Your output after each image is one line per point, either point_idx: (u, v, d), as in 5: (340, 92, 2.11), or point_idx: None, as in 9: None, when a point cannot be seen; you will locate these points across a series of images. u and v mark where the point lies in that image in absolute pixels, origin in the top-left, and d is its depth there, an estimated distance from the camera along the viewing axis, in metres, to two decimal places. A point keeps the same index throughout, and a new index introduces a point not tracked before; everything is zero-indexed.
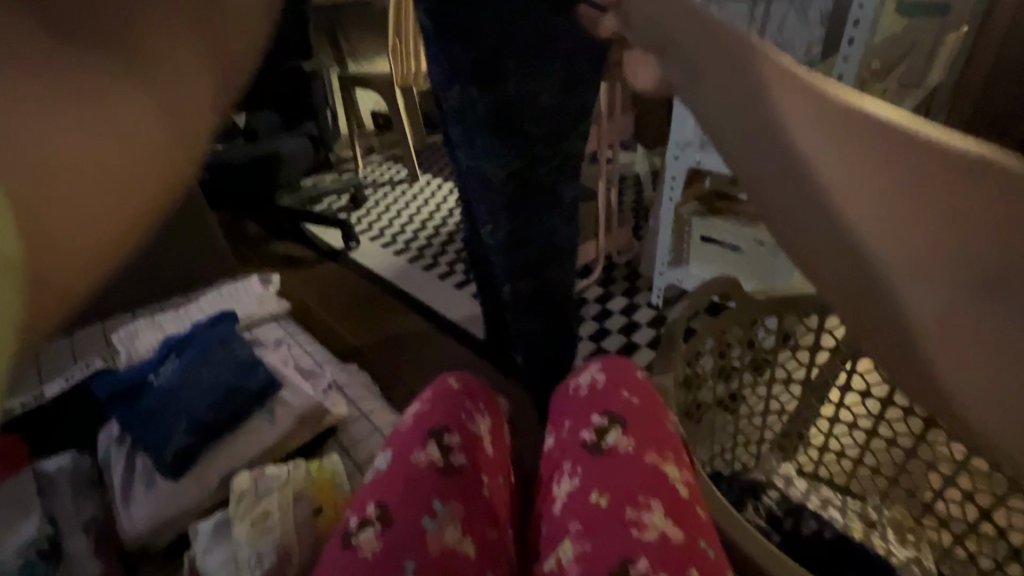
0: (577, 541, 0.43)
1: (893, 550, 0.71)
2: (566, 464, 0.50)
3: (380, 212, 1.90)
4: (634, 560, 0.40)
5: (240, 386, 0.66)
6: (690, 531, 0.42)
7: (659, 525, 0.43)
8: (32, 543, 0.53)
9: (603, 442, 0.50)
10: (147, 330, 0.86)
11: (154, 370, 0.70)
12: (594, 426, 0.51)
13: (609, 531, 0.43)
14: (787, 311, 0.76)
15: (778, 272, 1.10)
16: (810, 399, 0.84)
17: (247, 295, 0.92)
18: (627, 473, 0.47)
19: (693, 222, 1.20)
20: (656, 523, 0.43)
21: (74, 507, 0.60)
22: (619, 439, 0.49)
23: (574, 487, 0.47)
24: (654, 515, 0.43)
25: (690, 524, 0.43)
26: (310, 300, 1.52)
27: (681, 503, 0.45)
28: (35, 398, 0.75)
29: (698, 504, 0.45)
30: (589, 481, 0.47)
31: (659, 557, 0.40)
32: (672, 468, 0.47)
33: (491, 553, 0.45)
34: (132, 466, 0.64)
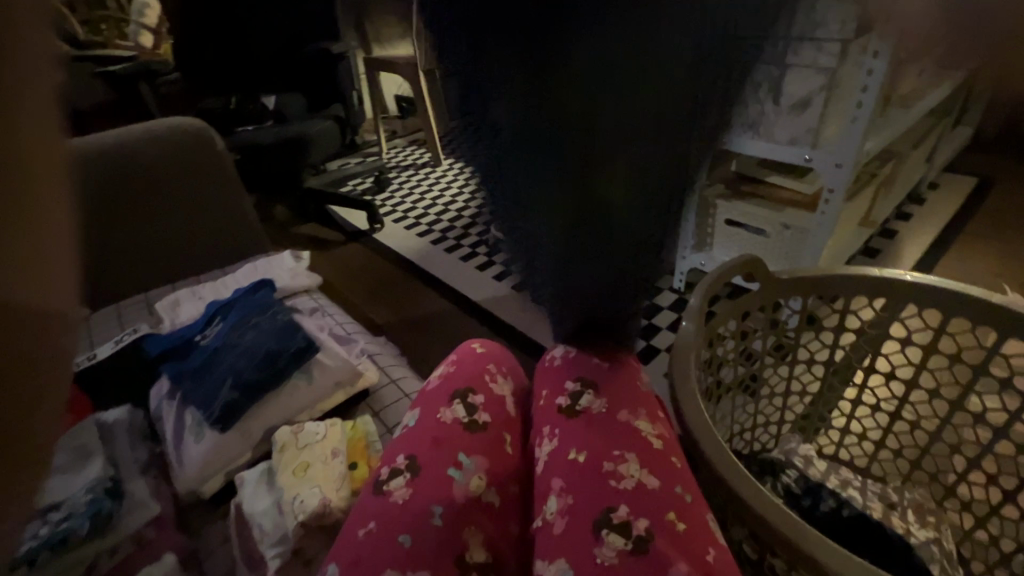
0: (561, 496, 0.46)
1: (913, 531, 0.72)
2: (546, 428, 0.52)
3: (404, 194, 1.94)
4: (614, 508, 0.43)
5: (279, 348, 0.70)
6: (667, 479, 0.45)
7: (636, 476, 0.45)
8: (98, 482, 0.58)
9: (577, 405, 0.51)
10: (188, 299, 0.91)
11: (200, 333, 0.76)
12: (567, 393, 0.52)
13: (589, 483, 0.45)
14: (816, 291, 0.75)
15: (804, 254, 1.09)
16: (833, 381, 0.84)
17: (280, 269, 0.96)
18: (606, 430, 0.49)
19: (718, 205, 1.20)
20: (634, 474, 0.45)
21: (133, 453, 0.65)
22: (591, 401, 0.51)
23: (553, 447, 0.50)
24: (630, 466, 0.46)
25: (668, 474, 0.45)
26: (337, 279, 1.56)
27: (656, 454, 0.47)
28: (89, 359, 0.81)
29: (673, 454, 0.47)
30: (567, 441, 0.49)
31: (637, 504, 0.43)
32: (646, 424, 0.49)
33: (508, 502, 0.49)
34: (181, 419, 0.68)
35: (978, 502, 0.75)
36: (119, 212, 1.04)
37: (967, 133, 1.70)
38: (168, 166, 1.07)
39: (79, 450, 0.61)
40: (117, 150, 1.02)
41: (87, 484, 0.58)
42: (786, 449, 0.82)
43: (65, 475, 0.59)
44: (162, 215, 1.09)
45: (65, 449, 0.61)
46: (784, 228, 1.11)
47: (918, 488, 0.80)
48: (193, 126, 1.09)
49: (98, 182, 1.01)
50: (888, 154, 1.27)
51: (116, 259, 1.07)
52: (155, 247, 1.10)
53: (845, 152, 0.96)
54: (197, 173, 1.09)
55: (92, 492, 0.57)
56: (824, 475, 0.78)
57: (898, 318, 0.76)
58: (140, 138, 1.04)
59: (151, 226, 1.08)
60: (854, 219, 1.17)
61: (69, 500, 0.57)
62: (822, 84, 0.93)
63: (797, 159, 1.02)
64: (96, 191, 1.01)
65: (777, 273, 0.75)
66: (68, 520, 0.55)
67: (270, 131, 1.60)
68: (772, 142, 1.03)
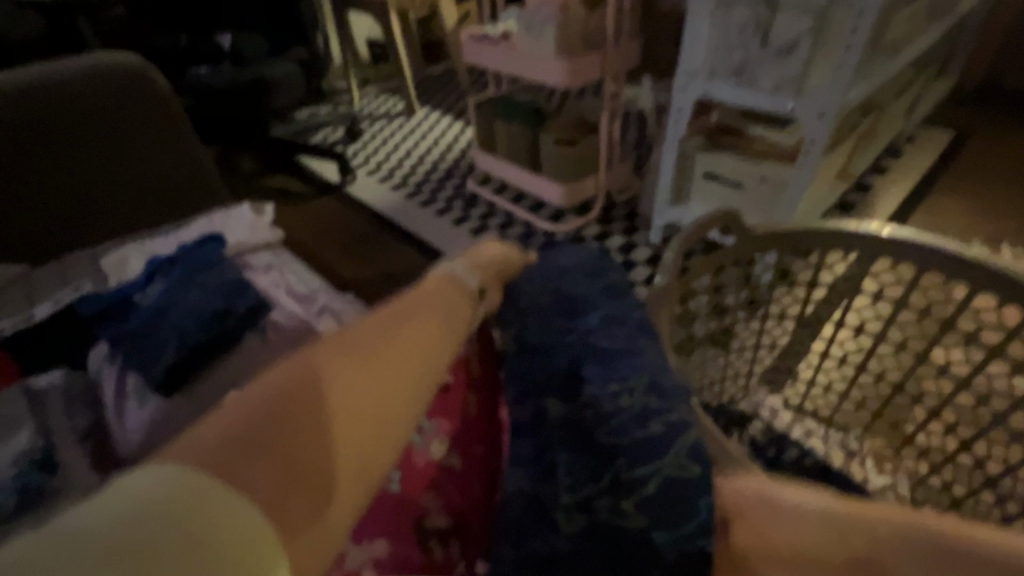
0: None
1: (869, 478, 0.77)
2: None
3: (375, 145, 1.87)
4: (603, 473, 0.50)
5: (228, 307, 0.67)
6: None
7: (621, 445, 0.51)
8: (28, 453, 0.57)
9: None
10: (137, 256, 0.88)
11: (139, 291, 0.72)
12: None
13: None
14: (791, 247, 0.74)
15: (782, 208, 1.08)
16: (803, 336, 0.83)
17: (240, 224, 0.91)
18: None
19: (697, 156, 1.16)
20: None
21: (67, 421, 0.62)
22: None
23: None
24: None
25: None
26: (304, 231, 1.50)
27: None
28: (26, 320, 0.77)
29: None
30: None
31: None
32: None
33: (467, 428, 0.52)
34: (122, 384, 0.64)
35: (936, 451, 0.76)
36: (52, 159, 0.95)
37: (947, 87, 1.67)
38: (104, 106, 0.97)
39: (3, 422, 0.59)
40: (42, 87, 0.92)
41: (15, 454, 0.57)
42: (755, 400, 0.87)
43: None
44: (97, 162, 0.99)
45: None
46: (762, 180, 1.09)
47: (878, 437, 0.82)
48: (130, 62, 0.99)
49: (18, 123, 0.91)
50: (872, 106, 1.25)
51: (40, 211, 0.97)
52: (84, 200, 1.01)
53: (828, 100, 0.94)
54: (142, 116, 1.01)
55: (18, 466, 0.55)
56: (789, 426, 0.84)
57: (870, 274, 0.76)
58: (65, 73, 0.94)
59: (85, 176, 0.99)
60: (834, 170, 1.16)
61: None
62: (810, 26, 0.91)
63: (780, 109, 1.00)
64: (18, 135, 0.91)
65: (753, 226, 0.73)
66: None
67: (227, 73, 1.50)
68: (756, 91, 1.01)
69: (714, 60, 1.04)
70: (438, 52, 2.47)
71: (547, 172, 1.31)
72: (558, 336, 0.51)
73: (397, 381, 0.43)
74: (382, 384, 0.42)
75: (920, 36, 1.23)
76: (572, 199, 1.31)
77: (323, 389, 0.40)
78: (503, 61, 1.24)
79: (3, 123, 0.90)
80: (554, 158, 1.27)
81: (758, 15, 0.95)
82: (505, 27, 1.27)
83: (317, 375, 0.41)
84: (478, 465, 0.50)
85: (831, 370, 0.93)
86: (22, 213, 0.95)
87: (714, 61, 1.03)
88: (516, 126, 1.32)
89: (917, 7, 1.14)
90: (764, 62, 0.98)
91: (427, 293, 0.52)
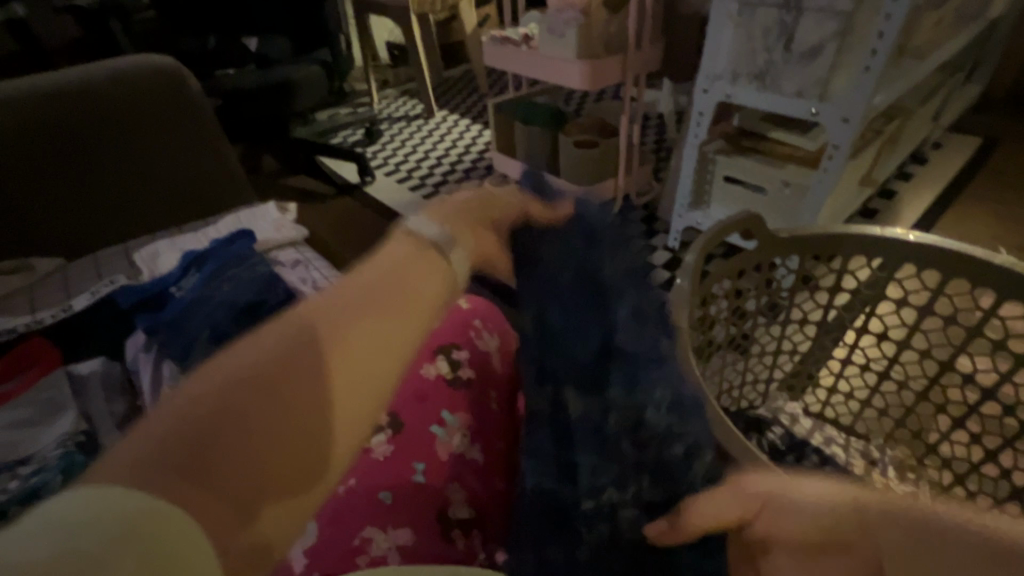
0: None
1: (893, 486, 0.73)
2: None
3: (395, 146, 1.90)
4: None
5: (259, 300, 0.70)
6: None
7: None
8: (72, 435, 0.60)
9: None
10: (168, 251, 0.91)
11: (175, 284, 0.78)
12: None
13: None
14: (814, 251, 0.74)
15: (804, 213, 1.07)
16: (824, 341, 0.83)
17: (266, 221, 0.94)
18: None
19: (717, 160, 1.16)
20: None
21: (107, 406, 0.65)
22: None
23: None
24: None
25: None
26: (325, 230, 1.52)
27: None
28: (65, 310, 0.80)
29: None
30: None
31: None
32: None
33: (488, 422, 0.53)
34: (158, 373, 0.66)
35: (959, 460, 0.75)
36: (88, 156, 0.99)
37: (975, 92, 1.64)
38: (138, 107, 1.01)
39: (49, 405, 0.63)
40: (81, 89, 0.97)
41: (60, 436, 0.60)
42: (773, 406, 0.83)
43: (37, 426, 0.61)
44: (128, 161, 1.03)
45: (35, 404, 0.63)
46: (784, 185, 1.08)
47: (901, 445, 0.80)
48: (164, 64, 1.03)
49: (58, 122, 0.96)
50: (896, 111, 1.24)
51: (76, 206, 1.01)
52: (116, 199, 1.04)
53: (853, 105, 0.93)
54: (173, 117, 1.04)
55: (62, 447, 0.59)
56: (808, 433, 0.80)
57: (895, 280, 0.75)
58: (103, 75, 0.99)
59: (117, 175, 1.02)
60: (857, 175, 1.15)
61: (42, 450, 0.59)
62: (835, 31, 0.90)
63: (803, 113, 0.99)
64: (56, 133, 0.96)
65: (775, 230, 0.73)
66: (38, 475, 0.55)
67: (253, 75, 1.54)
68: (779, 95, 1.00)
69: (736, 64, 1.04)
70: (457, 54, 2.50)
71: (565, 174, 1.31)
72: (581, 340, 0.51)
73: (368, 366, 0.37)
74: (363, 369, 0.37)
75: (949, 40, 1.21)
76: None
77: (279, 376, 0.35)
78: (524, 63, 1.26)
79: (45, 121, 0.95)
80: (572, 160, 1.27)
81: (781, 20, 0.95)
82: (527, 30, 1.28)
83: (285, 354, 0.36)
84: (498, 463, 0.51)
85: (852, 379, 0.92)
86: (55, 209, 0.99)
87: (737, 64, 1.03)
88: (535, 128, 1.33)
89: (945, 11, 1.12)
90: (787, 66, 0.98)
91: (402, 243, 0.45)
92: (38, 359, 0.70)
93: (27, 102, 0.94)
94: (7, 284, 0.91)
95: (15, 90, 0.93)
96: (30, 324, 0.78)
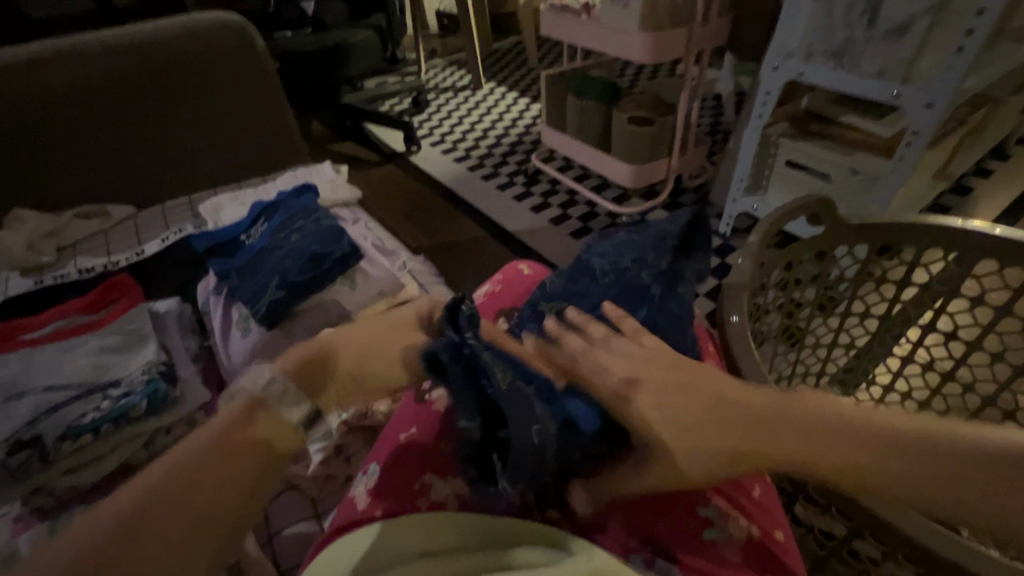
0: None
1: None
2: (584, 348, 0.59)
3: (442, 116, 1.90)
4: None
5: (324, 252, 0.71)
6: None
7: None
8: (155, 364, 0.63)
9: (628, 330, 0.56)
10: (230, 204, 0.95)
11: (245, 233, 0.81)
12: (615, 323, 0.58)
13: None
14: (885, 240, 0.69)
15: (872, 202, 1.02)
16: (884, 336, 0.79)
17: (323, 180, 0.96)
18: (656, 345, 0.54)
19: (781, 144, 1.12)
20: None
21: (182, 340, 0.71)
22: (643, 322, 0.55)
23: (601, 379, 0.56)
24: None
25: None
26: (370, 196, 1.54)
27: None
28: (137, 255, 0.85)
29: None
30: None
31: None
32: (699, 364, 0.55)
33: None
34: (228, 317, 0.72)
35: None
36: (162, 108, 1.04)
37: None
38: (207, 64, 1.04)
39: (134, 334, 0.67)
40: (156, 44, 1.00)
41: (145, 364, 0.63)
42: None
43: (124, 353, 0.65)
44: (198, 118, 1.07)
45: (122, 332, 0.67)
46: (851, 173, 1.03)
47: None
48: (231, 21, 1.05)
49: (133, 75, 1.00)
50: (980, 100, 1.15)
51: (147, 159, 1.06)
52: (186, 155, 1.09)
53: (940, 88, 0.86)
54: (243, 76, 1.08)
55: (147, 374, 0.61)
56: None
57: (972, 277, 0.70)
58: (177, 30, 1.02)
59: (185, 130, 1.07)
60: (931, 167, 1.08)
61: (128, 377, 0.61)
62: (928, 6, 0.84)
63: (881, 95, 0.93)
64: (130, 85, 1.00)
65: (846, 217, 0.69)
66: (127, 397, 0.59)
67: (310, 38, 1.55)
68: (856, 76, 0.94)
69: (812, 41, 0.98)
70: (507, 26, 2.47)
71: (617, 151, 1.28)
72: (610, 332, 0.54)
73: (248, 474, 0.45)
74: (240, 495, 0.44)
75: None
76: (640, 179, 1.27)
77: (150, 509, 0.41)
78: (584, 34, 1.22)
79: (122, 74, 0.99)
80: (625, 136, 1.24)
81: None
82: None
83: (154, 491, 0.41)
84: None
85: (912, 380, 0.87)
86: (131, 160, 1.05)
87: (811, 40, 0.98)
88: (588, 104, 1.30)
89: None
90: (868, 44, 0.91)
91: (229, 412, 0.47)
92: (124, 294, 0.75)
93: (106, 54, 0.97)
94: (86, 227, 0.97)
95: (93, 40, 0.97)
96: (109, 266, 0.84)
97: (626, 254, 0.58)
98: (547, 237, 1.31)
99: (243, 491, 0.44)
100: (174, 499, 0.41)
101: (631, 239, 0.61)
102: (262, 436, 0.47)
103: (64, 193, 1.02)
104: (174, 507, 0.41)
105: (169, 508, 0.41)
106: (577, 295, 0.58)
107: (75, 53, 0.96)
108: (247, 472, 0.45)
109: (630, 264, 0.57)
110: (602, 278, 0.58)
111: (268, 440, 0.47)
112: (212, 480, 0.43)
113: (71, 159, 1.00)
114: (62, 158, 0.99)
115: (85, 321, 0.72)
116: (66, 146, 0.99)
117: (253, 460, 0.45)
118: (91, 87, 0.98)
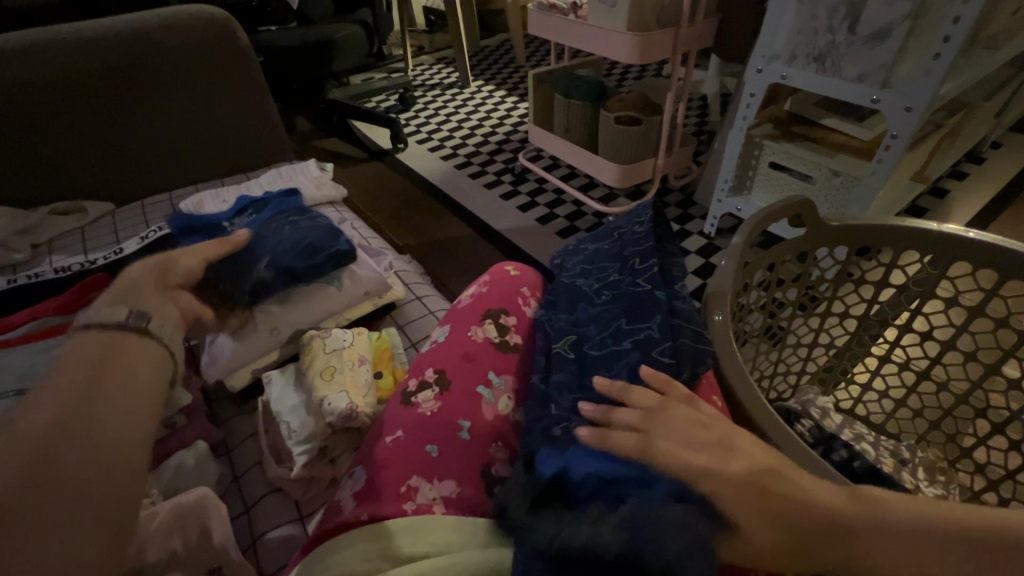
0: None
1: (921, 487, 0.69)
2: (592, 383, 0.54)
3: (429, 113, 1.89)
4: None
5: (320, 246, 0.72)
6: None
7: None
8: None
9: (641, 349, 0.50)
10: (212, 201, 0.94)
11: (229, 222, 0.80)
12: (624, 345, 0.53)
13: None
14: (864, 242, 0.70)
15: (852, 204, 1.03)
16: (863, 335, 0.79)
17: (308, 177, 0.96)
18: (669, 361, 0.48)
19: (765, 145, 1.14)
20: None
21: None
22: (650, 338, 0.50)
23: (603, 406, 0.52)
24: None
25: None
26: (355, 193, 1.53)
27: None
28: (114, 253, 0.84)
29: None
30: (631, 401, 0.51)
31: None
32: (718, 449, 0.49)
33: (522, 390, 0.55)
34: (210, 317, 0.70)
35: (993, 467, 0.72)
36: (142, 102, 1.02)
37: None
38: (186, 58, 1.02)
39: None
40: (137, 35, 0.98)
41: None
42: (803, 399, 0.79)
43: None
44: (179, 113, 1.05)
45: None
46: (833, 175, 1.05)
47: (933, 449, 0.77)
48: (214, 15, 1.03)
49: (112, 68, 0.97)
50: (957, 105, 1.18)
51: (126, 155, 1.04)
52: (165, 150, 1.07)
53: (919, 93, 0.88)
54: (227, 73, 1.06)
55: None
56: (839, 427, 0.75)
57: (947, 278, 0.71)
58: (157, 22, 0.99)
59: (166, 126, 1.05)
60: (909, 171, 1.11)
61: None
62: (906, 13, 0.85)
63: (862, 99, 0.94)
64: (104, 77, 0.97)
65: (827, 219, 0.70)
66: None
67: (295, 33, 1.53)
68: (837, 79, 0.96)
69: (795, 45, 1.00)
70: (495, 23, 2.47)
71: (603, 151, 1.29)
72: (620, 342, 0.51)
73: (141, 383, 0.41)
74: (143, 402, 0.39)
75: None
76: (626, 179, 1.28)
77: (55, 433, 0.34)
78: (571, 34, 1.22)
79: (101, 66, 0.97)
80: (612, 136, 1.25)
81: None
82: None
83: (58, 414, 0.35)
84: None
85: (890, 380, 0.88)
86: (106, 156, 1.02)
87: (795, 43, 0.99)
88: (576, 103, 1.30)
89: None
90: (849, 49, 0.93)
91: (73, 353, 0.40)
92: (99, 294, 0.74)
93: (83, 47, 0.95)
94: (63, 224, 0.95)
95: (70, 32, 0.95)
96: (85, 264, 0.83)
97: (611, 266, 0.60)
98: (534, 236, 1.31)
99: (148, 394, 0.40)
100: (88, 410, 0.36)
101: (608, 248, 0.63)
102: (145, 351, 0.42)
103: (35, 189, 0.99)
104: (72, 459, 0.33)
105: (85, 422, 0.35)
106: (579, 323, 0.56)
107: (49, 44, 0.93)
108: (142, 376, 0.41)
109: (616, 275, 0.58)
110: (597, 298, 0.57)
111: (145, 358, 0.42)
112: (109, 391, 0.38)
113: (41, 154, 0.97)
114: (34, 152, 0.96)
115: (60, 321, 0.70)
116: (36, 141, 0.96)
117: (138, 366, 0.41)
118: (62, 78, 0.95)
